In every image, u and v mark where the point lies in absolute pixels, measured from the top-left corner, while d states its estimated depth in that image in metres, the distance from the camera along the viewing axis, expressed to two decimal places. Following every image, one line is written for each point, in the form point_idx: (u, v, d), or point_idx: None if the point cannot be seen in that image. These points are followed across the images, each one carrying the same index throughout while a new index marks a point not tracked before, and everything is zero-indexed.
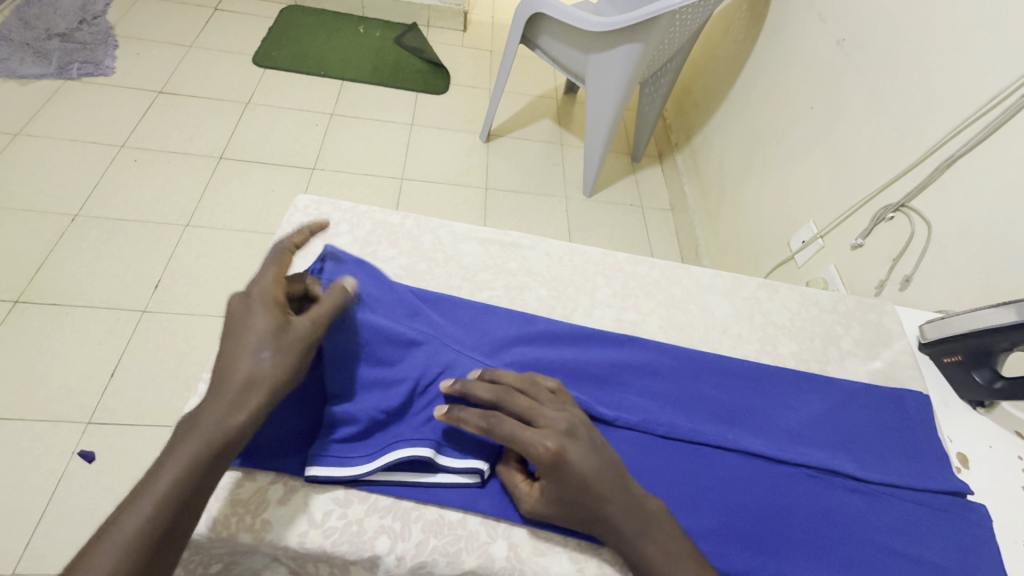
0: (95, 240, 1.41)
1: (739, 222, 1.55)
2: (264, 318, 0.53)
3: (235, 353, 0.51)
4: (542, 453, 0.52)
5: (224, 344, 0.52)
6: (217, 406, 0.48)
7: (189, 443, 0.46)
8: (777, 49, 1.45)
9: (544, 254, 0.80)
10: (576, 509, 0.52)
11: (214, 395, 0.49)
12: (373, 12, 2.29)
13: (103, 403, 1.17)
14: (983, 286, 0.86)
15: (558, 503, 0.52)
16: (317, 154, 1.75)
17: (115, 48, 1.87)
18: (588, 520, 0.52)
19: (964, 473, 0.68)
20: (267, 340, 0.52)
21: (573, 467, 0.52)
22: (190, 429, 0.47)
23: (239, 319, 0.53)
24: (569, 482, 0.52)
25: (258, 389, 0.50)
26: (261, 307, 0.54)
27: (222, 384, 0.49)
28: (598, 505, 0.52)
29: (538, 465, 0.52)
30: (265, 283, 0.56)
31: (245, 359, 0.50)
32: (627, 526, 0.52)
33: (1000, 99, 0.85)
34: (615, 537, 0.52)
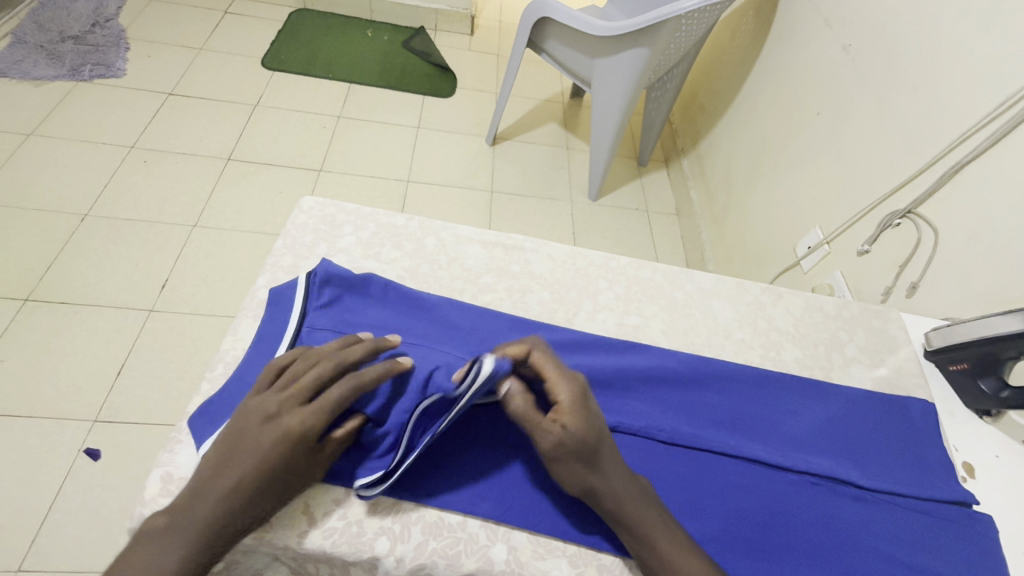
0: (104, 240, 1.43)
1: (745, 227, 1.55)
2: (290, 454, 0.50)
3: (237, 476, 0.48)
4: (572, 392, 0.55)
5: (233, 451, 0.50)
6: (193, 529, 0.46)
7: (162, 561, 0.44)
8: (784, 53, 1.45)
9: (547, 258, 0.81)
10: (592, 452, 0.53)
11: (197, 514, 0.46)
12: (381, 15, 2.30)
13: (109, 401, 1.18)
14: (991, 294, 0.85)
15: (580, 439, 0.53)
16: (325, 156, 1.77)
17: (127, 51, 1.90)
18: (600, 472, 0.53)
19: (970, 482, 0.67)
20: (272, 480, 0.49)
21: (593, 410, 0.56)
22: (167, 542, 0.45)
23: (254, 442, 0.49)
24: (591, 423, 0.54)
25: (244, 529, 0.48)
26: (281, 445, 0.49)
27: (204, 506, 0.47)
28: (610, 455, 0.55)
29: (564, 404, 0.54)
30: (303, 413, 0.51)
31: (240, 493, 0.48)
32: (628, 485, 0.54)
33: (1006, 107, 0.84)
34: (621, 496, 0.53)
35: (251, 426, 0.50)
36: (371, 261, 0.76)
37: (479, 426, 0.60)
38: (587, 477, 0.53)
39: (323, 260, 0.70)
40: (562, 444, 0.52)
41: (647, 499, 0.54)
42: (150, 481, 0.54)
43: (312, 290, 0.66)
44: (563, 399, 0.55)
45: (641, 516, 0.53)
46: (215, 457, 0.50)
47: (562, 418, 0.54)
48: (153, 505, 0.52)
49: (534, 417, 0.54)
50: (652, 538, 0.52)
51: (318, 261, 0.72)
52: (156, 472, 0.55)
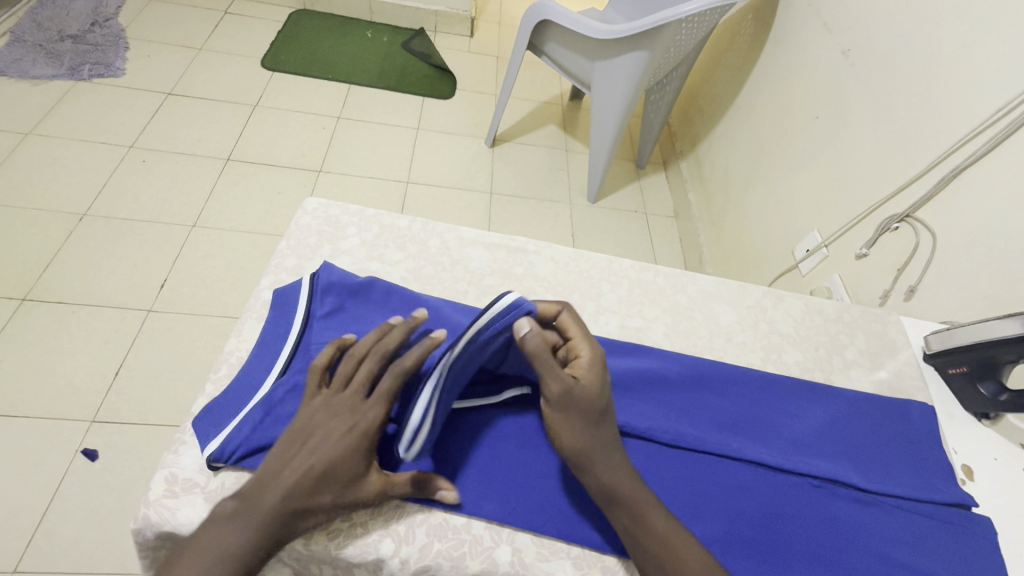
0: (103, 240, 1.43)
1: (743, 230, 1.55)
2: (352, 450, 0.51)
3: (303, 469, 0.50)
4: (594, 357, 0.57)
5: (299, 446, 0.51)
6: (263, 516, 0.48)
7: (234, 544, 0.46)
8: (784, 58, 1.46)
9: (550, 260, 0.81)
10: (596, 412, 0.55)
11: (266, 502, 0.48)
12: (381, 17, 2.30)
13: (107, 402, 1.18)
14: (989, 298, 0.86)
15: (587, 396, 0.55)
16: (324, 157, 1.77)
17: (126, 50, 1.89)
18: (599, 430, 0.55)
19: (969, 485, 0.68)
20: (336, 476, 0.50)
21: (608, 380, 0.58)
22: (237, 527, 0.47)
23: (322, 436, 0.52)
24: (604, 389, 0.56)
25: (308, 523, 0.49)
26: (349, 438, 0.51)
27: (275, 494, 0.49)
28: (610, 423, 0.56)
29: (583, 362, 0.57)
30: (368, 407, 0.53)
31: (310, 486, 0.49)
32: (618, 454, 0.55)
33: (1004, 113, 0.85)
34: (610, 457, 0.54)
35: (316, 422, 0.52)
36: (375, 263, 0.76)
37: (484, 428, 0.60)
38: (584, 429, 0.54)
39: (326, 262, 0.70)
40: (570, 394, 0.54)
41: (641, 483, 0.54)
42: (155, 481, 0.54)
43: (315, 292, 0.66)
44: (584, 359, 0.57)
45: (632, 494, 0.53)
46: (282, 450, 0.51)
47: (577, 375, 0.56)
48: (158, 506, 0.52)
49: (550, 362, 0.54)
50: (644, 517, 0.52)
51: (321, 263, 0.72)
52: (161, 473, 0.54)
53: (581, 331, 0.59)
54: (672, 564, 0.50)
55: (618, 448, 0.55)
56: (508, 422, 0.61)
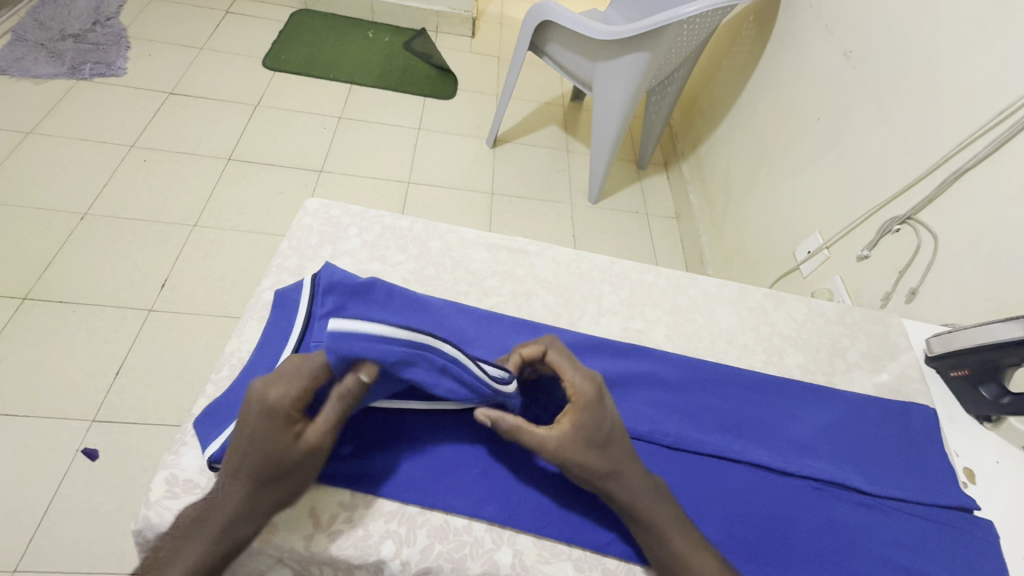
0: (103, 239, 1.43)
1: (744, 232, 1.55)
2: (271, 431, 0.48)
3: (236, 459, 0.49)
4: (585, 390, 0.56)
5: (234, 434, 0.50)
6: (217, 514, 0.47)
7: (190, 550, 0.46)
8: (785, 59, 1.46)
9: (551, 262, 0.81)
10: (601, 446, 0.54)
11: (218, 504, 0.48)
12: (382, 17, 2.30)
13: (107, 401, 1.18)
14: (991, 301, 0.86)
15: (587, 435, 0.54)
16: (325, 157, 1.76)
17: (127, 49, 1.89)
18: (607, 458, 0.54)
19: (971, 488, 0.68)
20: (263, 463, 0.48)
21: (607, 406, 0.57)
22: (195, 532, 0.47)
23: (246, 428, 0.49)
24: (603, 418, 0.55)
25: (250, 513, 0.48)
26: (271, 423, 0.49)
27: (224, 496, 0.48)
28: (618, 446, 0.55)
29: (578, 398, 0.56)
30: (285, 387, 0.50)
31: (247, 475, 0.48)
32: (634, 472, 0.54)
33: (1007, 115, 0.85)
34: (622, 482, 0.53)
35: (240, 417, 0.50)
36: (376, 263, 0.76)
37: (485, 430, 0.60)
38: (591, 467, 0.53)
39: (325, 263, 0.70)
40: (568, 441, 0.54)
41: (661, 498, 0.54)
42: (155, 483, 0.54)
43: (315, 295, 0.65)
44: (577, 395, 0.56)
45: (650, 511, 0.53)
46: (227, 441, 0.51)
47: (572, 415, 0.55)
48: (158, 507, 0.52)
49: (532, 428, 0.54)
50: (663, 534, 0.52)
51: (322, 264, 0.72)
52: (161, 474, 0.54)
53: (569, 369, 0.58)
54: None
55: (636, 467, 0.55)
56: None
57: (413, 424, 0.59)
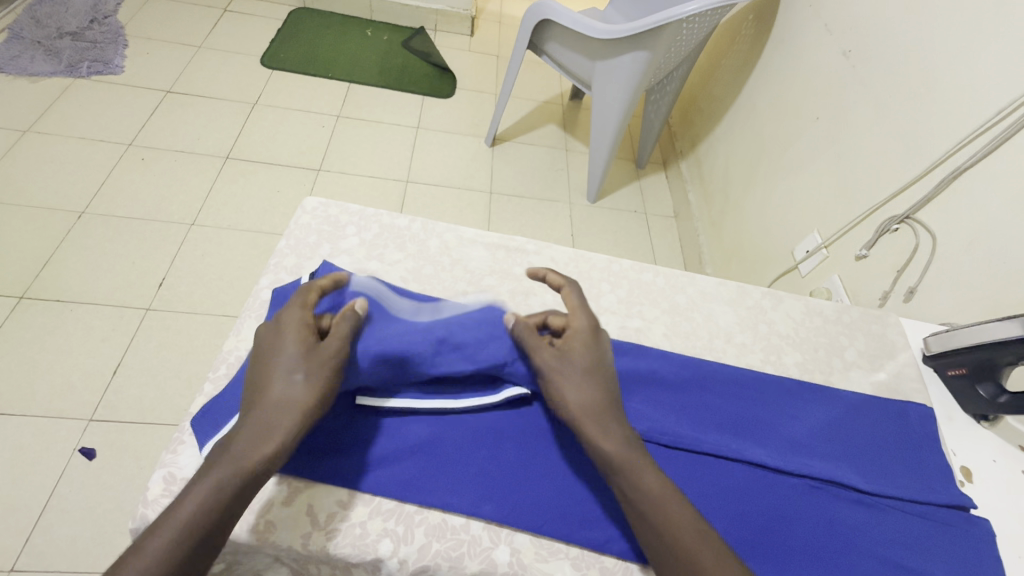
0: (101, 238, 1.42)
1: (742, 231, 1.55)
2: (298, 341, 0.52)
3: (269, 372, 0.51)
4: (580, 326, 0.59)
5: (259, 360, 0.52)
6: (249, 426, 0.48)
7: (218, 469, 0.45)
8: (784, 58, 1.45)
9: (549, 260, 0.81)
10: (585, 374, 0.56)
11: (251, 415, 0.49)
12: (381, 15, 2.30)
13: (105, 400, 1.17)
14: (988, 300, 0.86)
15: (572, 362, 0.57)
16: (323, 156, 1.76)
17: (125, 48, 1.89)
18: (590, 389, 0.55)
19: (967, 487, 0.68)
20: (299, 364, 0.51)
21: (600, 346, 0.59)
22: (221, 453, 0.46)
23: (269, 340, 0.53)
24: (594, 354, 0.58)
25: (287, 414, 0.49)
26: (292, 329, 0.53)
27: (260, 405, 0.49)
28: (603, 385, 0.56)
29: (575, 332, 0.59)
30: (298, 302, 0.56)
31: (278, 383, 0.50)
32: (615, 426, 0.54)
33: (1005, 114, 0.85)
34: (600, 417, 0.54)
35: (258, 338, 0.54)
36: (374, 262, 0.76)
37: (483, 430, 0.60)
38: (576, 392, 0.55)
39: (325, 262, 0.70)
40: (553, 362, 0.57)
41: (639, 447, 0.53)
42: (152, 481, 0.54)
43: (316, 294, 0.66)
44: (574, 327, 0.59)
45: (625, 454, 0.52)
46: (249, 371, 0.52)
47: (565, 344, 0.59)
48: (155, 505, 0.52)
49: (533, 342, 0.59)
50: (638, 476, 0.51)
51: (320, 262, 0.72)
52: (158, 472, 0.54)
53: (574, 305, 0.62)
54: (669, 529, 0.48)
55: (613, 410, 0.55)
56: (509, 424, 0.61)
57: (411, 424, 0.59)
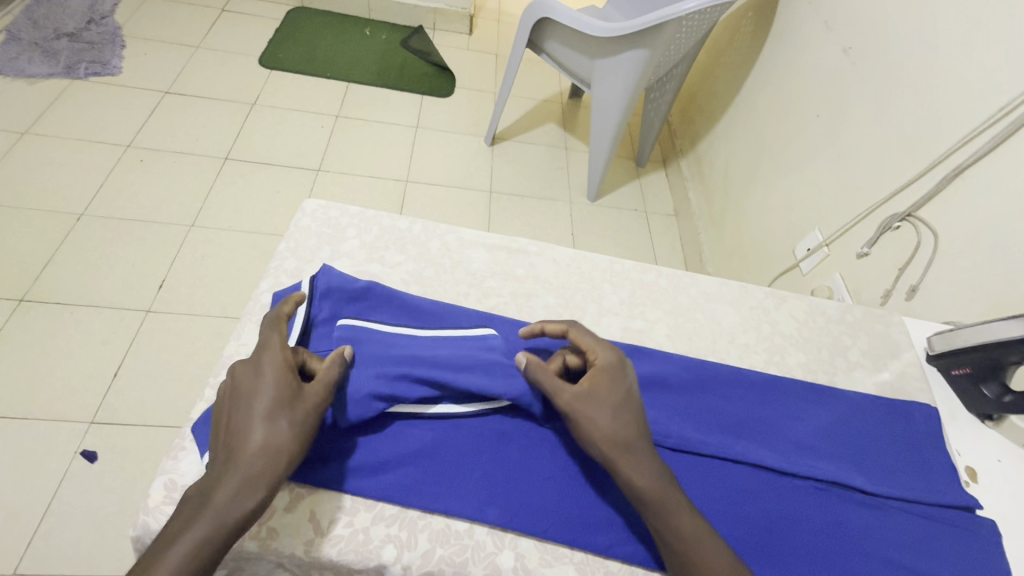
0: (100, 240, 1.42)
1: (743, 230, 1.55)
2: (278, 385, 0.52)
3: (248, 418, 0.50)
4: (604, 359, 0.60)
5: (236, 405, 0.51)
6: (229, 478, 0.47)
7: (200, 521, 0.45)
8: (784, 55, 1.45)
9: (551, 262, 0.80)
10: (615, 408, 0.56)
11: (230, 464, 0.48)
12: (379, 14, 2.29)
13: (106, 403, 1.17)
14: (991, 298, 0.85)
15: (602, 397, 0.57)
16: (322, 156, 1.75)
17: (122, 48, 1.88)
18: (622, 422, 0.55)
19: (972, 487, 0.68)
20: (279, 411, 0.51)
21: (626, 376, 0.59)
22: (200, 507, 0.46)
23: (245, 383, 0.52)
24: (622, 385, 0.58)
25: (270, 463, 0.49)
26: (271, 373, 0.53)
27: (240, 455, 0.48)
28: (635, 416, 0.57)
29: (601, 364, 0.59)
30: (273, 343, 0.56)
31: (259, 431, 0.50)
32: (648, 460, 0.54)
33: (1007, 111, 0.84)
34: (634, 452, 0.54)
35: (230, 379, 0.53)
36: (375, 265, 0.75)
37: (486, 435, 0.60)
38: (609, 424, 0.55)
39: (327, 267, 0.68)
40: (584, 399, 0.56)
41: (670, 482, 0.54)
42: (153, 488, 0.54)
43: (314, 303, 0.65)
44: (598, 361, 0.60)
45: (659, 492, 0.52)
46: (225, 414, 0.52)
47: (591, 378, 0.58)
48: (156, 513, 0.52)
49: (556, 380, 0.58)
50: (670, 517, 0.51)
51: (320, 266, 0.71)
52: (159, 479, 0.54)
53: (592, 339, 0.62)
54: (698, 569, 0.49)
55: (646, 445, 0.55)
56: (512, 426, 0.61)
57: (414, 429, 0.59)
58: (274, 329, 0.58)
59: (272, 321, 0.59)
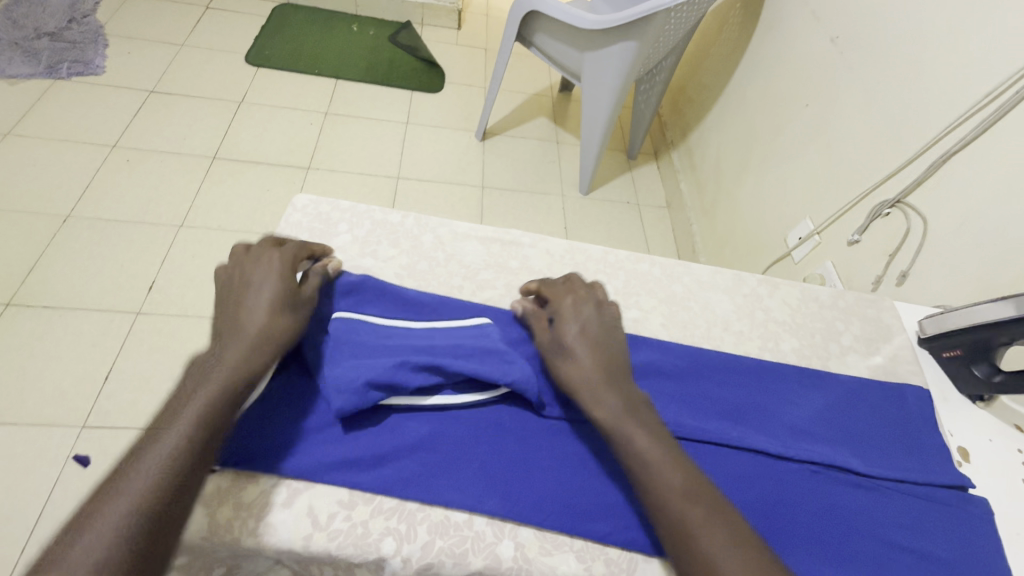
0: (88, 242, 1.40)
1: (734, 220, 1.56)
2: (281, 282, 0.59)
3: (253, 305, 0.56)
4: (567, 305, 0.65)
5: (241, 293, 0.58)
6: (234, 351, 0.53)
7: (215, 381, 0.50)
8: (773, 44, 1.45)
9: (545, 253, 0.80)
10: (574, 346, 0.61)
11: (234, 341, 0.54)
12: (366, 10, 2.27)
13: (98, 406, 1.16)
14: (980, 281, 0.86)
15: (563, 338, 0.63)
16: (312, 154, 1.74)
17: (105, 48, 1.85)
18: (581, 359, 0.60)
19: (965, 467, 0.68)
20: (281, 304, 0.58)
21: (587, 317, 0.64)
22: (208, 374, 0.51)
23: (252, 276, 0.59)
24: (583, 325, 0.63)
25: (273, 342, 0.55)
26: (277, 271, 0.60)
27: (246, 333, 0.54)
28: (597, 353, 0.61)
29: (565, 310, 0.65)
30: (279, 250, 0.62)
31: (263, 314, 0.56)
32: (610, 395, 0.57)
33: (995, 95, 0.85)
34: (592, 387, 0.58)
35: (237, 273, 0.59)
36: (368, 259, 0.75)
37: (484, 426, 0.60)
38: (568, 363, 0.61)
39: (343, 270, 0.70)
40: (551, 343, 0.63)
41: (630, 413, 0.56)
42: None
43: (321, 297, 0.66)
44: (561, 307, 0.65)
45: (618, 424, 0.55)
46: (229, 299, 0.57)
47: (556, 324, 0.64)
48: None
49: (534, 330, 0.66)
50: (629, 442, 0.54)
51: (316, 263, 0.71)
52: None
53: (562, 290, 0.68)
54: (655, 488, 0.51)
55: (606, 378, 0.59)
56: (510, 417, 0.61)
57: (411, 422, 0.59)
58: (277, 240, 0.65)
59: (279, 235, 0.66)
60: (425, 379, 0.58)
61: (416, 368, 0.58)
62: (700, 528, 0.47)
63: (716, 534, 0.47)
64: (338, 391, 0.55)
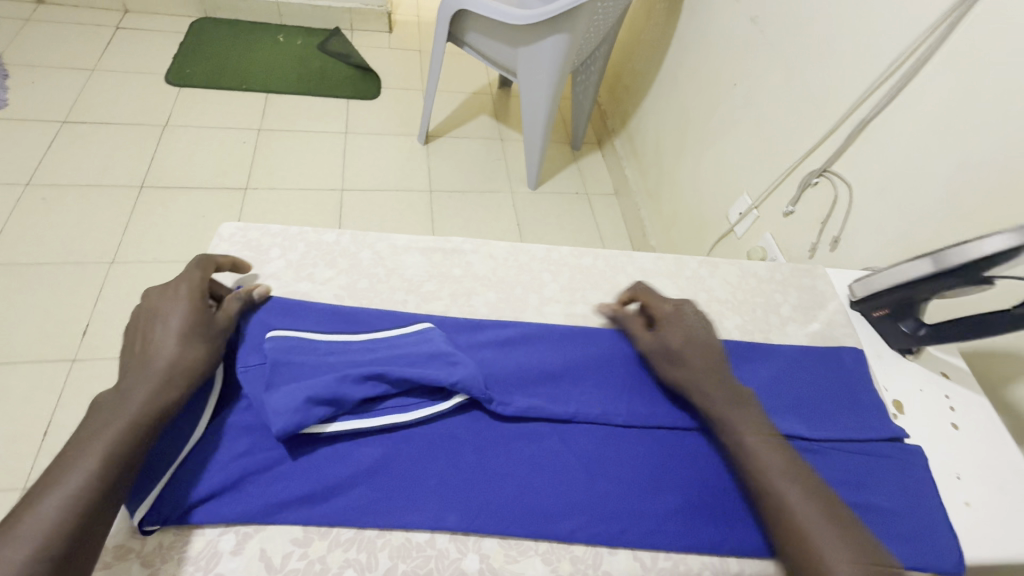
0: (6, 290, 1.30)
1: (678, 199, 1.60)
2: (191, 312, 0.59)
3: (162, 337, 0.56)
4: (665, 309, 0.70)
5: (148, 326, 0.57)
6: (144, 385, 0.52)
7: (128, 412, 0.50)
8: (698, 27, 1.49)
9: (488, 257, 0.80)
10: (681, 348, 0.66)
11: (143, 374, 0.53)
12: (291, 19, 2.19)
13: (38, 464, 1.09)
14: (904, 240, 0.92)
15: (668, 339, 0.67)
16: (248, 174, 1.67)
17: (6, 79, 1.72)
18: (693, 358, 0.65)
19: (901, 418, 0.73)
20: (193, 335, 0.57)
21: (688, 320, 0.69)
22: (116, 408, 0.50)
23: (162, 307, 0.59)
24: (690, 328, 0.68)
25: (184, 373, 0.55)
26: (186, 299, 0.60)
27: (155, 364, 0.54)
28: (704, 352, 0.66)
29: (666, 314, 0.69)
30: (191, 277, 0.62)
31: (172, 346, 0.56)
32: (718, 391, 0.63)
33: (899, 64, 0.90)
34: (700, 383, 0.64)
35: (146, 305, 0.59)
36: (304, 283, 0.72)
37: (438, 442, 0.59)
38: (678, 362, 0.66)
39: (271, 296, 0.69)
40: (655, 343, 0.68)
41: (733, 404, 0.62)
42: None
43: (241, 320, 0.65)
44: (659, 312, 0.70)
45: (725, 416, 0.61)
46: (133, 332, 0.57)
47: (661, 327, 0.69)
48: None
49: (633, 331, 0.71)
50: (734, 431, 0.60)
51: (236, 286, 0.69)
52: None
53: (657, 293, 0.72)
54: (760, 475, 0.56)
55: (713, 374, 0.64)
56: (464, 428, 0.61)
57: (361, 446, 0.57)
58: (194, 264, 0.64)
59: (198, 260, 0.65)
60: (374, 389, 0.58)
61: (359, 379, 0.58)
62: (799, 507, 0.53)
63: (812, 512, 0.53)
64: (280, 412, 0.53)
